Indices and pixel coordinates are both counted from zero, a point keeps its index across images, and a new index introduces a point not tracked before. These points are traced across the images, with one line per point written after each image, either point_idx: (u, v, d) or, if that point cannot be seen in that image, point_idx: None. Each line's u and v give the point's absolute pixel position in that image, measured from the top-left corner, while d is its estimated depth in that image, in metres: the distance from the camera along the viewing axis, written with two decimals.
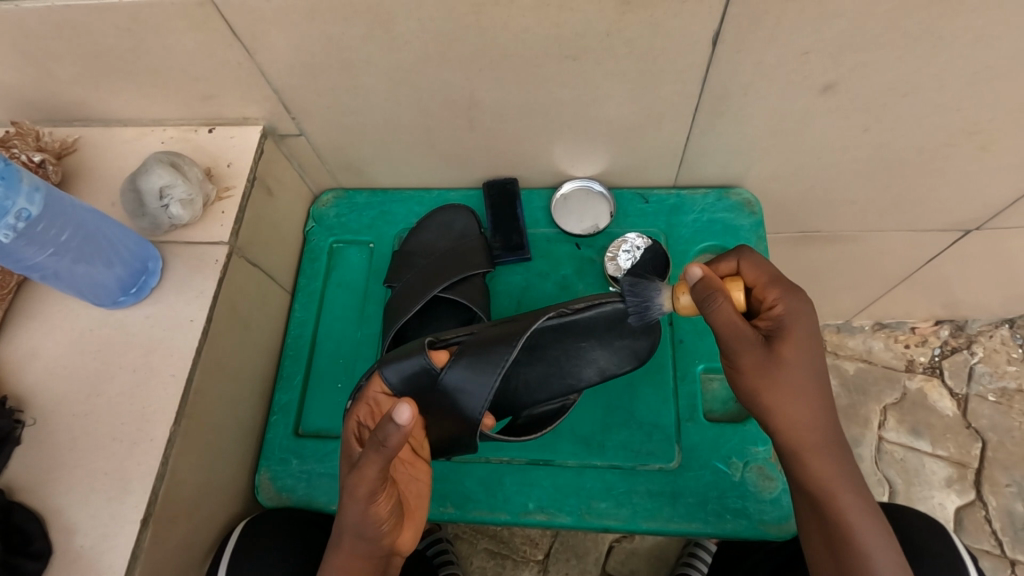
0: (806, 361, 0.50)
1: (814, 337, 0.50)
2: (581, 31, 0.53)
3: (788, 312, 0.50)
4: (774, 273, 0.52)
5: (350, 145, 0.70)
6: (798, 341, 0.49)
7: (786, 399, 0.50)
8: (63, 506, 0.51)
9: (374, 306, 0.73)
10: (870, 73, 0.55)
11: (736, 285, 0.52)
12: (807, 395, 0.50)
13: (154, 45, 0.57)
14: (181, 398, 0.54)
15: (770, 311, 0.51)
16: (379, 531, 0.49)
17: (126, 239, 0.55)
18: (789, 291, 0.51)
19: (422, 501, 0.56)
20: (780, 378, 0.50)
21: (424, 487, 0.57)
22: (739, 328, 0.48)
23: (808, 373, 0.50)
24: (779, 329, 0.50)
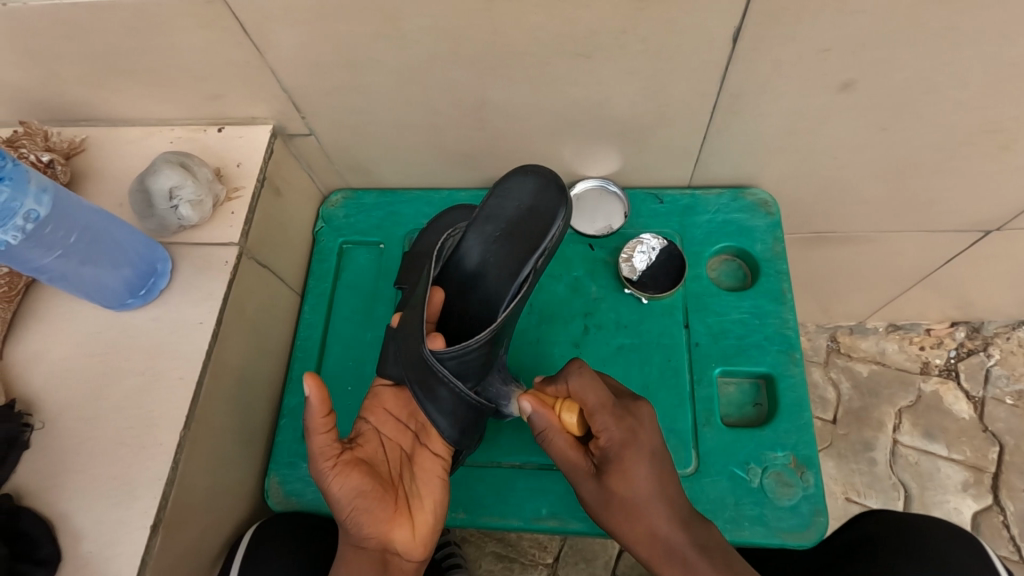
0: (644, 481, 0.53)
1: (645, 458, 0.53)
2: (595, 28, 0.51)
3: (612, 443, 0.54)
4: (598, 402, 0.54)
5: (359, 145, 0.70)
6: (626, 464, 0.53)
7: (631, 520, 0.53)
8: (71, 511, 0.50)
9: (383, 307, 0.72)
10: (892, 70, 0.53)
11: (570, 412, 0.55)
12: (653, 515, 0.53)
13: (162, 44, 0.56)
14: (190, 402, 0.53)
15: (600, 437, 0.54)
16: (360, 518, 0.49)
17: (135, 241, 0.55)
18: (620, 421, 0.54)
19: (427, 502, 0.54)
20: (614, 508, 0.53)
21: (427, 488, 0.55)
22: (566, 457, 0.55)
23: (649, 490, 0.53)
24: (609, 460, 0.54)
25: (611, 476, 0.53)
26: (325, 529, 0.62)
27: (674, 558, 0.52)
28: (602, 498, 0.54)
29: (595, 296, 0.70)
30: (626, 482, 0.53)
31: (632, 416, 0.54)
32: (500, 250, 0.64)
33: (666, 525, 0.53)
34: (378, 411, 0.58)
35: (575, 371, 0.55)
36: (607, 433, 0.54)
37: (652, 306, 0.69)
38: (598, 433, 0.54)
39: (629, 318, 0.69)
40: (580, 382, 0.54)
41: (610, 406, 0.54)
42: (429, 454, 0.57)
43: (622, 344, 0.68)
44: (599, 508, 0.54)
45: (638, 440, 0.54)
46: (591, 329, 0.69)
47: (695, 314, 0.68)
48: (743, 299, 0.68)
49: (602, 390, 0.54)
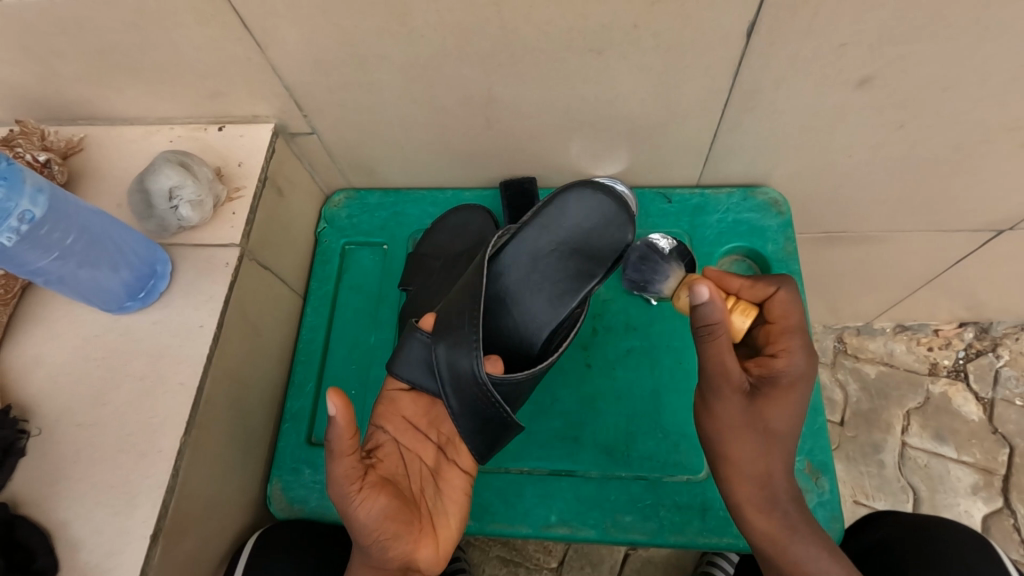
0: (792, 415, 0.51)
1: (803, 398, 0.52)
2: (607, 23, 0.50)
3: (789, 368, 0.51)
4: (797, 323, 0.53)
5: (363, 144, 0.68)
6: (784, 394, 0.51)
7: (759, 455, 0.51)
8: (70, 520, 0.49)
9: (388, 309, 0.70)
10: (911, 66, 0.52)
11: (739, 312, 0.53)
12: (781, 452, 0.52)
13: (162, 40, 0.55)
14: (190, 408, 0.52)
15: (779, 358, 0.52)
16: (389, 543, 0.47)
17: (134, 243, 0.53)
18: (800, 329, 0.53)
19: (452, 519, 0.53)
20: (756, 431, 0.51)
21: (452, 505, 0.54)
22: (726, 376, 0.50)
23: (792, 423, 0.52)
24: (774, 379, 0.52)
25: (767, 399, 0.51)
26: (329, 537, 0.61)
27: (776, 509, 0.51)
28: (745, 415, 0.51)
29: (604, 297, 0.68)
30: (778, 409, 0.51)
31: (813, 356, 0.52)
32: (558, 267, 0.63)
33: (778, 466, 0.52)
34: (395, 419, 0.57)
35: (786, 287, 0.54)
36: (792, 368, 0.51)
37: (662, 309, 0.66)
38: (778, 355, 0.52)
39: (639, 320, 0.66)
40: (787, 298, 0.53)
41: (802, 331, 0.53)
42: (453, 467, 0.56)
43: (632, 347, 0.65)
44: (744, 425, 0.51)
45: (805, 377, 0.52)
46: (600, 331, 0.67)
47: None
48: None
49: (800, 308, 0.53)
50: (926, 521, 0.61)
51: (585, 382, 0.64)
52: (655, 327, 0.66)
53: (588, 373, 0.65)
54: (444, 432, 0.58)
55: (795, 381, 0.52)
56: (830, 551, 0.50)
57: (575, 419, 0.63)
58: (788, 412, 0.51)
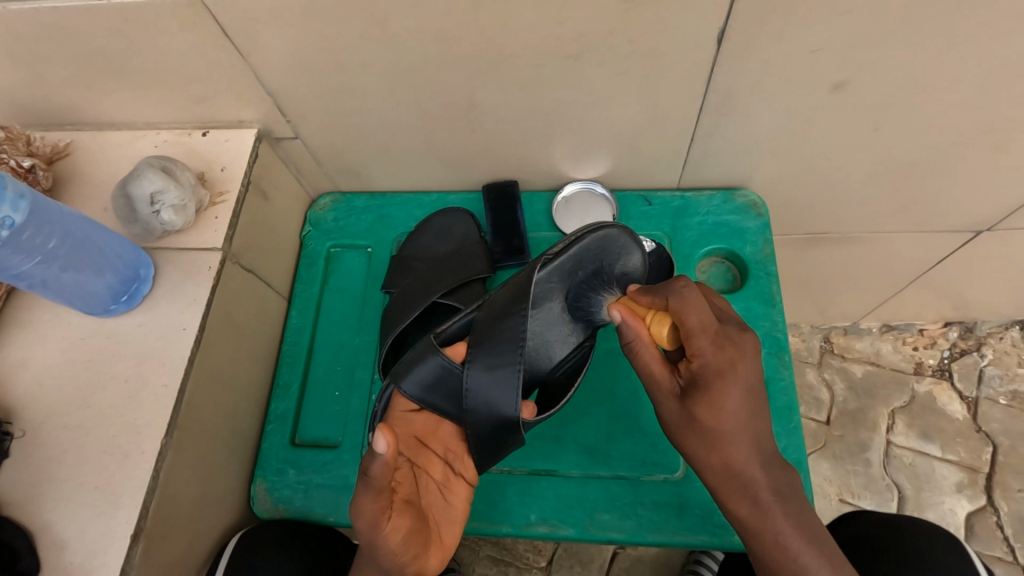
0: (735, 408, 0.49)
1: (746, 388, 0.49)
2: (584, 30, 0.51)
3: (707, 368, 0.49)
4: (696, 323, 0.49)
5: (348, 148, 0.69)
6: (716, 395, 0.49)
7: (710, 450, 0.49)
8: (53, 521, 0.50)
9: (372, 312, 0.71)
10: (882, 70, 0.53)
11: (662, 326, 0.50)
12: (736, 447, 0.49)
13: (145, 47, 0.55)
14: (172, 409, 0.53)
15: (693, 360, 0.50)
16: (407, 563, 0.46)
17: (117, 247, 0.54)
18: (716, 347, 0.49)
19: (454, 527, 0.53)
20: (694, 432, 0.50)
21: (457, 515, 0.54)
22: (652, 373, 0.52)
23: (742, 417, 0.49)
24: (697, 382, 0.50)
25: (698, 404, 0.50)
26: (313, 537, 0.62)
27: (747, 497, 0.49)
28: (686, 423, 0.50)
29: None
30: (713, 412, 0.49)
31: (735, 341, 0.50)
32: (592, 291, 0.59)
33: (744, 454, 0.49)
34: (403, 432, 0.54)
35: (676, 291, 0.51)
36: (702, 359, 0.49)
37: None
38: (693, 356, 0.50)
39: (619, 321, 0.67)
40: (679, 303, 0.49)
41: (711, 333, 0.50)
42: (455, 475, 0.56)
43: (612, 348, 0.66)
44: (679, 427, 0.51)
45: (738, 371, 0.49)
46: None
47: None
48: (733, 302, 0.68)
49: (704, 312, 0.49)
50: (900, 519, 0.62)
51: None
52: None
53: None
54: (445, 444, 0.57)
55: (741, 389, 0.49)
56: (810, 538, 0.47)
57: (557, 418, 0.64)
58: (744, 407, 0.49)
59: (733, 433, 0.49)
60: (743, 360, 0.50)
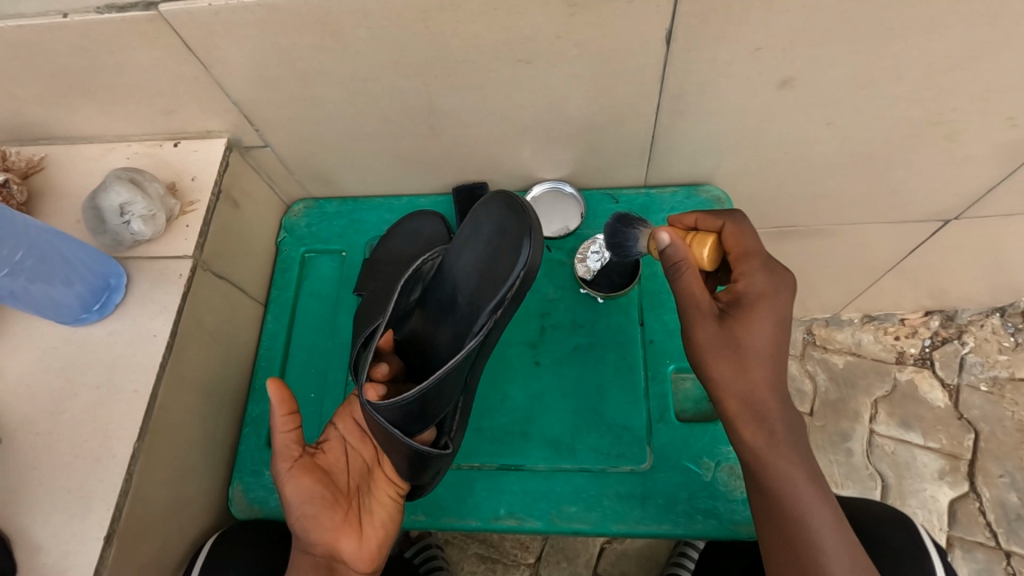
0: (766, 330, 0.51)
1: (777, 317, 0.51)
2: (532, 35, 0.52)
3: (751, 289, 0.53)
4: (754, 244, 0.53)
5: (316, 155, 0.70)
6: (756, 312, 0.51)
7: (738, 373, 0.51)
8: (28, 525, 0.51)
9: (345, 314, 0.73)
10: (828, 66, 0.54)
11: (704, 243, 0.54)
12: (768, 368, 0.51)
13: (111, 63, 0.57)
14: (143, 413, 0.54)
15: (739, 284, 0.53)
16: (308, 524, 0.54)
17: (86, 257, 0.55)
18: (768, 270, 0.53)
19: (378, 519, 0.58)
20: (730, 350, 0.51)
21: (380, 507, 0.58)
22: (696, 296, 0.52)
23: (769, 344, 0.51)
24: (739, 304, 0.53)
25: (737, 318, 0.52)
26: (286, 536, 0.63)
27: (763, 426, 0.51)
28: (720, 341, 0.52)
29: (553, 297, 0.70)
30: (750, 327, 0.51)
31: (780, 271, 0.53)
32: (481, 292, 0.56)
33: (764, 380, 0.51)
34: (348, 420, 0.61)
35: (733, 220, 0.55)
36: (747, 279, 0.53)
37: (608, 305, 0.69)
38: (739, 278, 0.54)
39: (585, 318, 0.69)
40: (735, 229, 0.54)
41: (765, 263, 0.53)
42: (386, 477, 0.60)
43: (579, 344, 0.68)
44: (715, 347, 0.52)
45: (778, 297, 0.52)
46: (549, 329, 0.69)
47: (651, 311, 0.68)
48: None
49: (756, 240, 0.54)
50: (867, 507, 0.63)
51: (534, 380, 0.66)
52: (601, 323, 0.68)
53: (537, 370, 0.67)
54: None
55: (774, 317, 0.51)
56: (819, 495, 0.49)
57: (523, 414, 0.65)
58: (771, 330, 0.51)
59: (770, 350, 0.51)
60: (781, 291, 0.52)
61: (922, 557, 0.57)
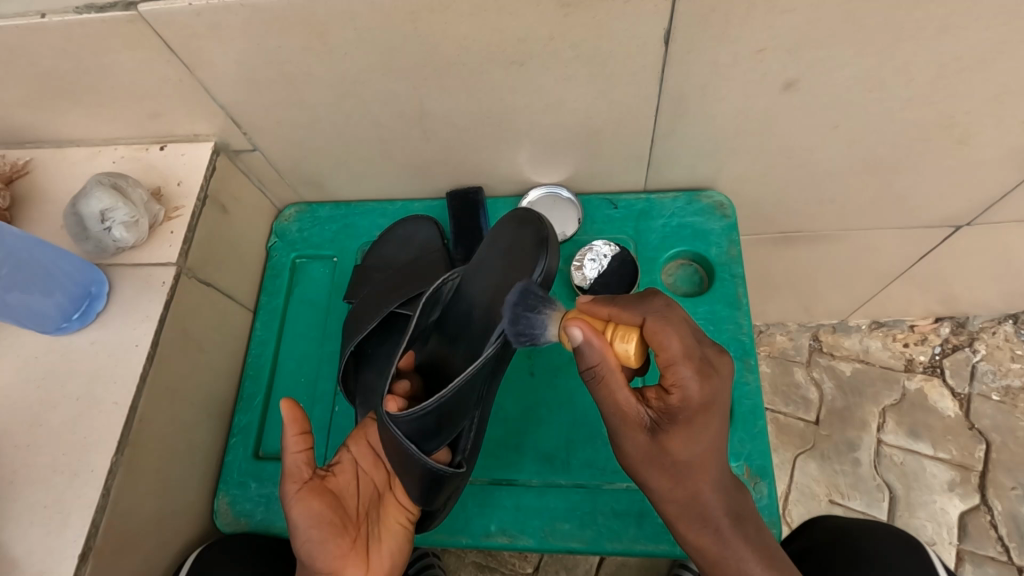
0: (706, 443, 0.48)
1: (715, 417, 0.48)
2: (525, 35, 0.50)
3: (688, 401, 0.47)
4: (681, 352, 0.46)
5: (307, 159, 0.69)
6: (693, 425, 0.48)
7: (675, 485, 0.49)
8: (3, 541, 0.50)
9: (336, 322, 0.71)
10: (834, 68, 0.52)
11: (628, 342, 0.45)
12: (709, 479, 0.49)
13: (93, 65, 0.56)
14: (123, 426, 0.53)
15: (673, 393, 0.48)
16: (316, 550, 0.49)
17: (66, 265, 0.54)
18: (704, 373, 0.47)
19: (385, 550, 0.54)
20: (664, 464, 0.49)
21: (386, 536, 0.55)
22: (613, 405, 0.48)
23: (708, 450, 0.49)
24: (673, 416, 0.48)
25: (670, 434, 0.48)
26: (272, 550, 0.62)
27: (708, 526, 0.50)
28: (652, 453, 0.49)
29: None
30: (685, 445, 0.48)
31: (713, 372, 0.48)
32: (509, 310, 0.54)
33: (708, 484, 0.49)
34: (361, 442, 0.57)
35: (658, 313, 0.47)
36: (685, 390, 0.47)
37: None
38: (671, 388, 0.48)
39: None
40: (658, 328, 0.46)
41: (693, 359, 0.47)
42: (395, 504, 0.57)
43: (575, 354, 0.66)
44: (643, 461, 0.50)
45: (714, 404, 0.48)
46: (544, 339, 0.67)
47: None
48: (698, 305, 0.67)
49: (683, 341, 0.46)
50: (859, 527, 0.60)
51: (528, 391, 0.64)
52: None
53: (532, 381, 0.65)
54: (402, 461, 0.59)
55: (709, 418, 0.48)
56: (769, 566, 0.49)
57: (517, 426, 0.63)
58: (713, 439, 0.48)
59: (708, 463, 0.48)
60: (713, 381, 0.48)
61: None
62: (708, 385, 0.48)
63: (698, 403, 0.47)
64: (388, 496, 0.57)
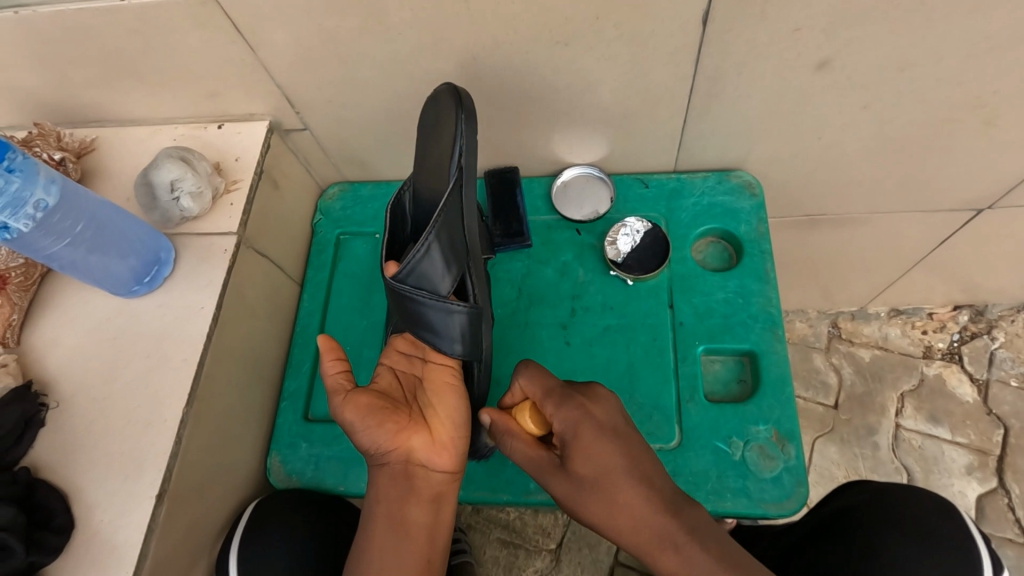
0: (605, 453, 0.52)
1: (601, 432, 0.53)
2: (571, 16, 0.53)
3: (569, 425, 0.54)
4: (538, 390, 0.57)
5: (354, 139, 0.72)
6: (586, 443, 0.53)
7: (612, 511, 0.50)
8: (84, 484, 0.54)
9: (379, 294, 0.74)
10: (865, 48, 0.55)
11: (526, 413, 0.58)
12: (630, 490, 0.50)
13: (162, 45, 0.59)
14: (192, 381, 0.56)
15: (555, 427, 0.55)
16: (375, 432, 0.53)
17: (138, 232, 0.58)
18: (561, 401, 0.55)
19: (444, 412, 0.57)
20: (587, 492, 0.52)
21: (441, 401, 0.57)
22: (529, 458, 0.56)
23: (618, 458, 0.52)
24: (566, 443, 0.54)
25: (572, 459, 0.53)
26: (323, 505, 0.65)
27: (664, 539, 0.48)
28: (575, 488, 0.52)
29: (582, 280, 0.72)
30: (588, 458, 0.53)
31: (574, 394, 0.56)
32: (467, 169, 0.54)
33: (636, 495, 0.50)
34: (391, 352, 0.61)
35: (525, 368, 0.58)
36: (561, 417, 0.55)
37: (638, 288, 0.70)
38: (554, 418, 0.56)
39: (616, 300, 0.70)
40: (528, 379, 0.57)
41: (552, 391, 0.57)
42: (438, 371, 0.59)
43: (608, 325, 0.69)
44: (573, 499, 0.53)
45: (591, 416, 0.54)
46: (579, 311, 0.70)
47: (681, 293, 0.69)
48: (728, 279, 0.70)
49: (548, 378, 0.57)
50: (897, 491, 0.61)
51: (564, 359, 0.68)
52: (631, 305, 0.70)
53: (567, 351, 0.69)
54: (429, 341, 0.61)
55: (614, 432, 0.54)
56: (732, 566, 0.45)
57: None
58: (623, 453, 0.52)
59: (619, 478, 0.51)
60: (599, 399, 0.56)
61: (965, 540, 0.57)
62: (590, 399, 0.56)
63: (592, 420, 0.54)
64: (430, 370, 0.60)
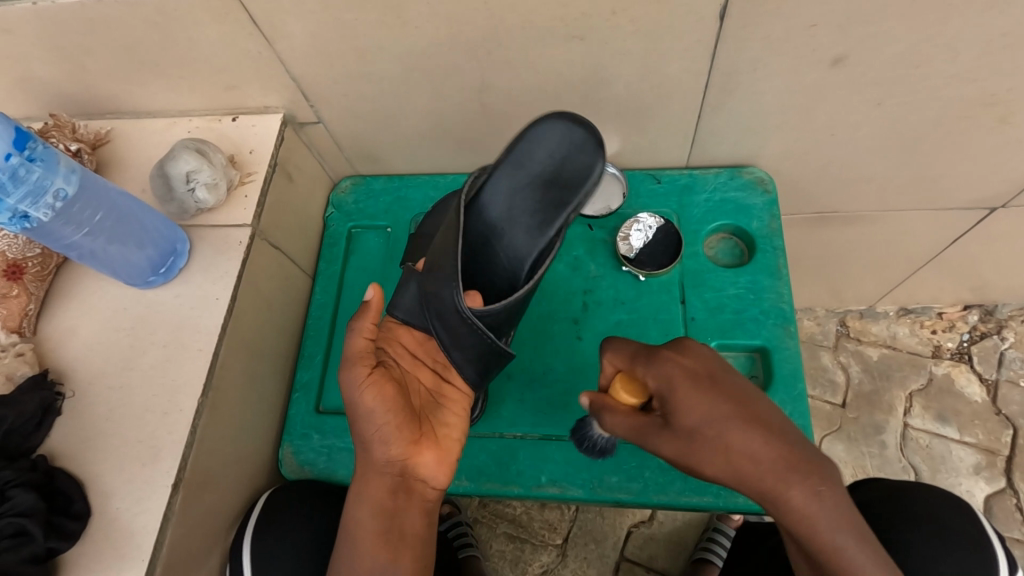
0: (699, 407, 0.45)
1: (698, 374, 0.47)
2: (589, 10, 0.53)
3: (666, 383, 0.48)
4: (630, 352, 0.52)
5: (367, 132, 0.72)
6: (681, 401, 0.46)
7: (724, 461, 0.44)
8: (101, 472, 0.54)
9: (392, 287, 0.75)
10: (882, 45, 0.54)
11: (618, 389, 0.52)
12: (741, 432, 0.44)
13: (180, 37, 0.60)
14: (207, 372, 0.57)
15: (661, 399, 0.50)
16: (391, 436, 0.52)
17: (156, 223, 0.58)
18: (649, 360, 0.50)
19: (453, 430, 0.57)
20: (703, 445, 0.45)
21: (451, 417, 0.58)
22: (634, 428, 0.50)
23: (699, 410, 0.45)
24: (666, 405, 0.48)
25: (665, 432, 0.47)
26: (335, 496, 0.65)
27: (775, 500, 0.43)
28: (685, 442, 0.46)
29: (594, 274, 0.72)
30: (686, 414, 0.46)
31: (659, 352, 0.50)
32: (534, 199, 0.62)
33: (794, 464, 0.42)
34: (397, 343, 0.60)
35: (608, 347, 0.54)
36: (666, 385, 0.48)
37: (650, 284, 0.70)
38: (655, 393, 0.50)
39: (627, 295, 0.70)
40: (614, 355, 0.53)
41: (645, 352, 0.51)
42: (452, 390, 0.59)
43: (620, 320, 0.69)
44: (683, 456, 0.46)
45: (682, 362, 0.48)
46: (590, 305, 0.70)
47: (693, 290, 0.69)
48: (741, 274, 0.70)
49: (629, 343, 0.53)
50: (921, 488, 0.61)
51: (576, 354, 0.68)
52: (643, 300, 0.70)
53: (579, 345, 0.69)
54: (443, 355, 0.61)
55: (705, 381, 0.46)
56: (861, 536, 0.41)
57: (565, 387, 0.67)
58: (696, 401, 0.45)
59: (731, 434, 0.44)
60: (685, 349, 0.49)
61: (983, 542, 0.57)
62: (685, 368, 0.48)
63: (682, 373, 0.47)
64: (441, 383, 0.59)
